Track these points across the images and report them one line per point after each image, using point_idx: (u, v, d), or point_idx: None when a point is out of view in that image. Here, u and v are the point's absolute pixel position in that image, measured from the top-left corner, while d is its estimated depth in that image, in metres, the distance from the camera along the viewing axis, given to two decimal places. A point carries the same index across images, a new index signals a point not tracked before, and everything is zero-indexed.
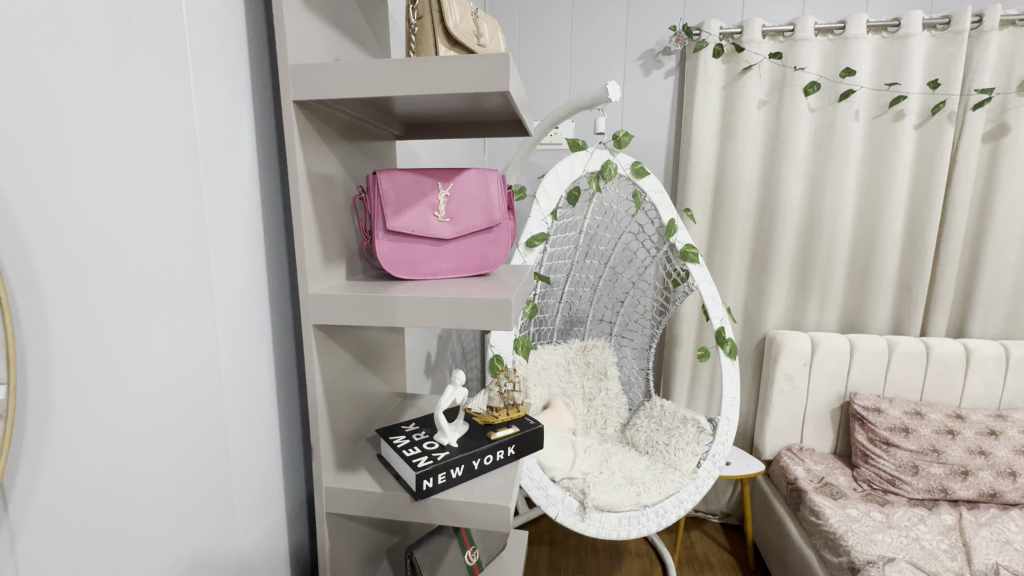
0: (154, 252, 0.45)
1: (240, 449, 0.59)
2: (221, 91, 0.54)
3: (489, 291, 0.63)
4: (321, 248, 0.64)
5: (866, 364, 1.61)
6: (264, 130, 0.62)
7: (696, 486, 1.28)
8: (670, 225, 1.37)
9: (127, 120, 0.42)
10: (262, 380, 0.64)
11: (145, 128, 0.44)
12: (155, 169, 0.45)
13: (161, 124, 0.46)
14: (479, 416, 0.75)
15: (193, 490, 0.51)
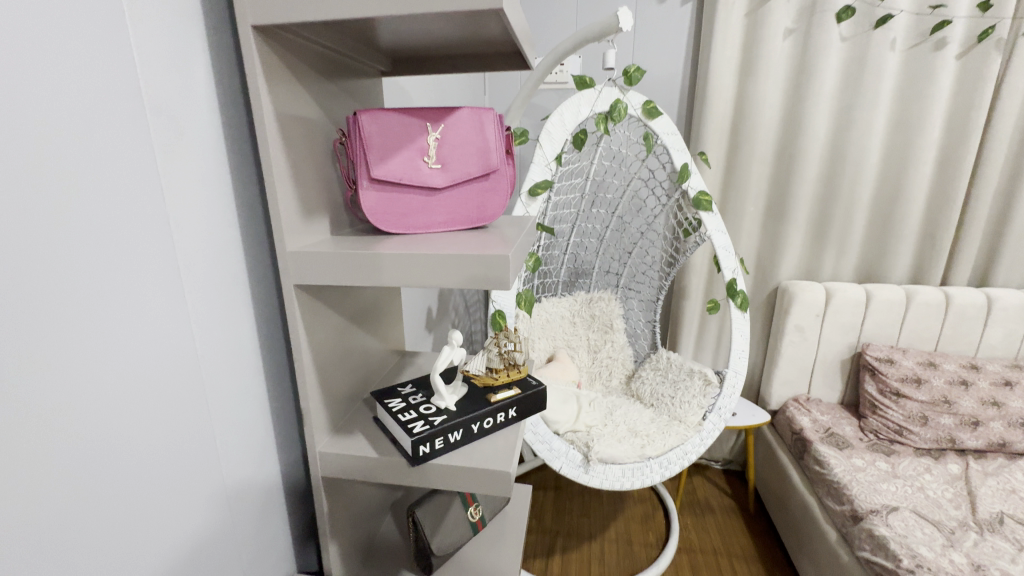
0: (102, 208, 0.40)
1: (225, 416, 0.56)
2: (164, 16, 0.46)
3: (485, 246, 0.57)
4: (300, 201, 0.58)
5: (881, 315, 1.56)
6: (225, 64, 0.55)
7: (701, 437, 1.27)
8: (683, 170, 1.28)
9: (45, 53, 0.35)
10: (245, 344, 0.60)
11: (70, 63, 0.37)
12: (95, 112, 0.39)
13: (91, 58, 0.39)
14: (478, 378, 0.72)
15: (174, 462, 0.49)
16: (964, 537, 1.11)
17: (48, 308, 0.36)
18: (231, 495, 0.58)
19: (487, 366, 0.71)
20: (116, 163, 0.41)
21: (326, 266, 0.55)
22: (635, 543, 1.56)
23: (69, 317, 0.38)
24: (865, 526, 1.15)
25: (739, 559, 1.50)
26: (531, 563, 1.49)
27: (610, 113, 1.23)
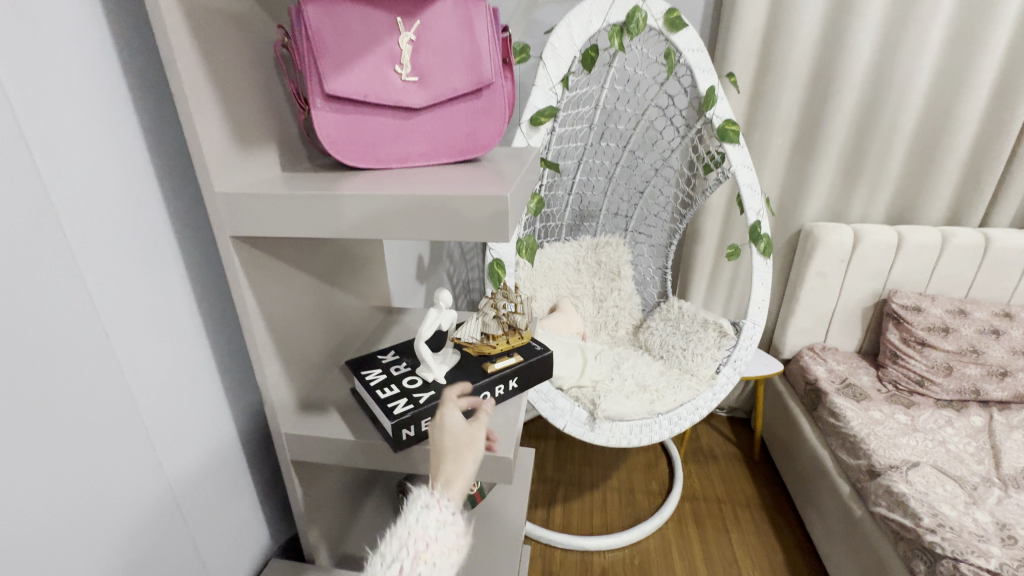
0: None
1: (150, 397, 0.46)
2: None
3: (477, 183, 0.44)
4: (233, 127, 0.44)
5: (912, 259, 1.44)
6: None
7: (714, 392, 1.19)
8: (708, 95, 1.10)
9: None
10: (176, 308, 0.48)
11: None
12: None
13: None
14: (472, 346, 0.61)
15: (73, 462, 0.38)
16: (987, 493, 1.06)
17: None
18: (176, 486, 0.49)
19: (483, 333, 0.60)
20: None
21: (268, 213, 0.42)
22: (639, 491, 1.54)
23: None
24: (883, 482, 1.10)
25: (743, 508, 1.48)
26: (533, 513, 1.47)
27: (627, 24, 1.04)
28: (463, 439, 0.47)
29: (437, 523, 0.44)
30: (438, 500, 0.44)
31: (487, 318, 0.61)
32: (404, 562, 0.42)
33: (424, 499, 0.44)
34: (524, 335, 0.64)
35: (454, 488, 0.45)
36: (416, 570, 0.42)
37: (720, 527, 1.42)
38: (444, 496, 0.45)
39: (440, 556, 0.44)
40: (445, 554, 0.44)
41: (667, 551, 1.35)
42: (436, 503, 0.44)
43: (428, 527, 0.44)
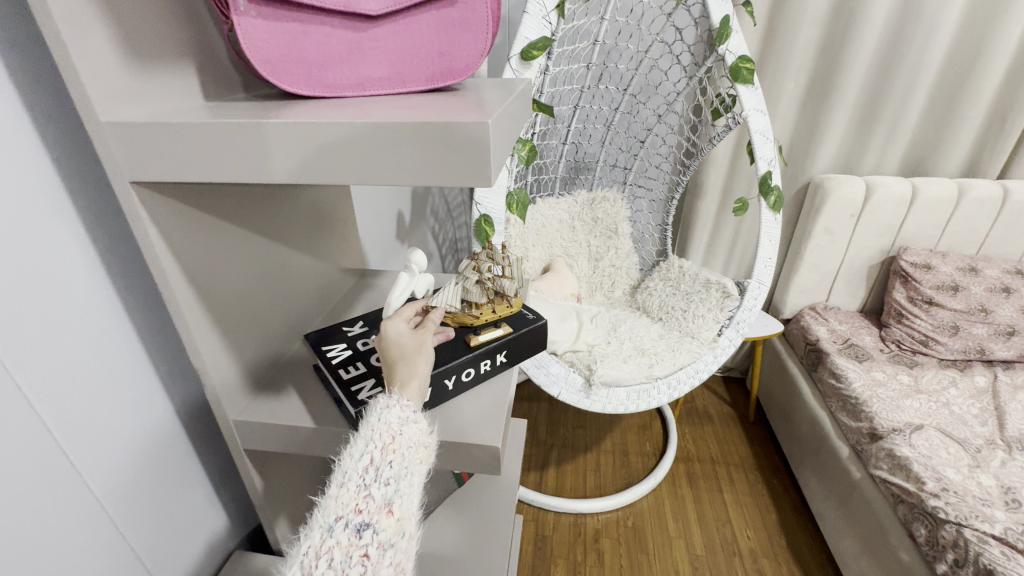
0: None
1: (35, 387, 0.36)
2: None
3: (451, 112, 0.34)
4: (125, 37, 0.33)
5: (925, 214, 1.36)
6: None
7: (715, 354, 1.13)
8: (722, 26, 0.98)
9: None
10: (68, 276, 0.39)
11: None
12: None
13: None
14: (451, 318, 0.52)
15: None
16: (991, 455, 1.03)
17: None
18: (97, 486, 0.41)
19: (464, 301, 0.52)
20: None
21: (175, 152, 0.32)
22: (633, 453, 1.52)
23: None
24: (885, 445, 1.07)
25: (737, 468, 1.47)
26: (525, 476, 1.45)
27: None
28: (410, 344, 0.43)
29: (401, 420, 0.38)
30: (398, 398, 0.38)
31: (468, 286, 0.52)
32: (373, 454, 0.36)
33: (382, 400, 0.38)
34: (513, 303, 0.56)
35: (411, 388, 0.40)
36: (387, 461, 0.36)
37: (715, 488, 1.41)
38: (402, 395, 0.39)
39: (411, 449, 0.38)
40: (418, 445, 0.38)
41: (661, 513, 1.34)
42: (397, 402, 0.38)
43: (393, 421, 0.37)
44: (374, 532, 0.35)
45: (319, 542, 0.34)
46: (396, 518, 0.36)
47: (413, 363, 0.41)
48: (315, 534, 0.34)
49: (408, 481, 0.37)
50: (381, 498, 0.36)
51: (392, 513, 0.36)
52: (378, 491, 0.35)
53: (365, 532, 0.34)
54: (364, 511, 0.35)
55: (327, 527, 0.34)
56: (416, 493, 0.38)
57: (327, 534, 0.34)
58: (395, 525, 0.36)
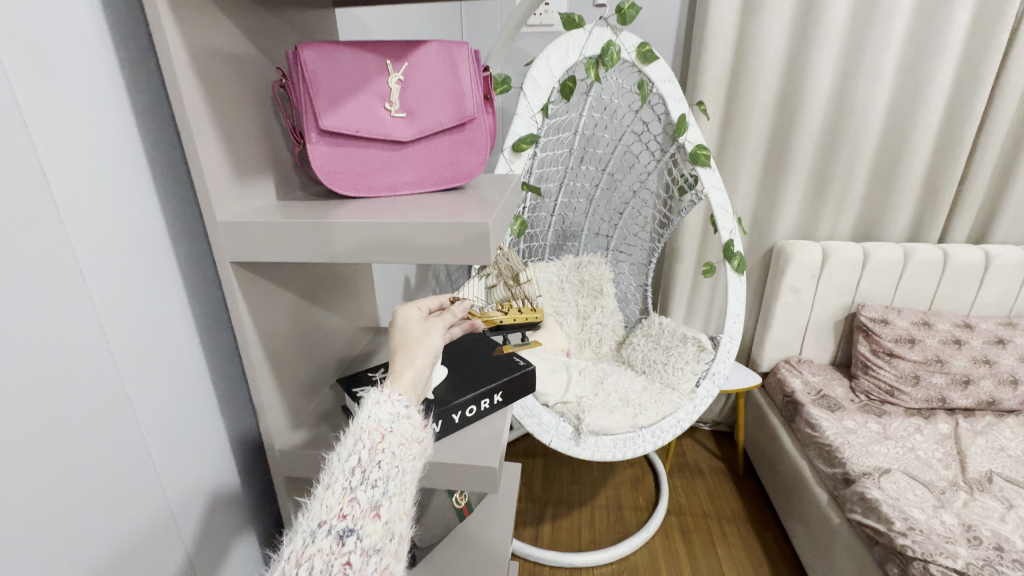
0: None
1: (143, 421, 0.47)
2: None
3: (463, 211, 0.48)
4: (231, 160, 0.47)
5: (878, 274, 1.52)
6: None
7: (694, 405, 1.23)
8: (680, 122, 1.17)
9: None
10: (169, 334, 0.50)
11: None
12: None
13: None
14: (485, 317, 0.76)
15: (72, 492, 0.38)
16: (954, 497, 1.10)
17: None
18: (176, 508, 0.50)
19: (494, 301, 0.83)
20: None
21: (268, 242, 0.45)
22: (626, 508, 1.55)
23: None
24: (857, 489, 1.14)
25: (728, 521, 1.51)
26: (522, 531, 1.48)
27: (602, 57, 1.10)
28: (415, 331, 0.50)
29: (391, 416, 0.43)
30: (386, 395, 0.43)
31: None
32: (360, 455, 0.40)
33: (372, 398, 0.43)
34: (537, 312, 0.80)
35: (400, 382, 0.45)
36: (374, 460, 0.40)
37: (707, 541, 1.45)
38: (392, 392, 0.44)
39: (398, 449, 0.42)
40: (404, 445, 0.43)
41: (655, 566, 1.37)
42: (388, 398, 0.44)
43: (381, 421, 0.42)
44: (357, 537, 0.37)
45: (302, 546, 0.36)
46: (380, 523, 0.39)
47: (412, 354, 0.48)
48: (299, 537, 0.37)
49: (393, 485, 0.41)
50: (366, 502, 0.39)
51: (376, 518, 0.39)
52: (363, 494, 0.39)
53: (348, 538, 0.37)
54: (348, 516, 0.38)
55: (311, 532, 0.37)
56: (402, 496, 0.42)
57: (310, 537, 0.37)
58: (380, 530, 0.39)
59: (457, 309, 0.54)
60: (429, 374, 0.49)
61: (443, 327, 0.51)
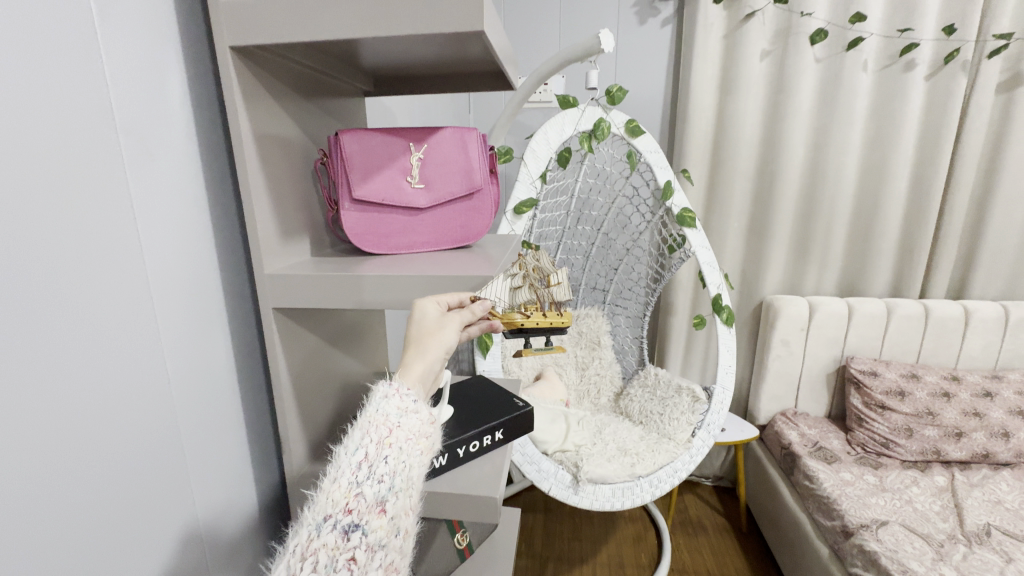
0: (46, 218, 0.33)
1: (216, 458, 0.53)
2: (150, 19, 0.43)
3: (471, 266, 0.56)
4: (279, 223, 0.56)
5: (864, 328, 1.58)
6: (201, 67, 0.50)
7: (690, 455, 1.27)
8: (666, 187, 1.29)
9: (53, 89, 0.34)
10: None
11: (79, 101, 0.36)
12: (52, 107, 0.34)
13: (98, 99, 0.38)
14: (504, 319, 0.63)
15: (152, 511, 0.43)
16: (953, 549, 1.11)
17: None
18: None
19: (512, 302, 0.66)
20: (76, 171, 0.36)
21: (306, 292, 0.53)
22: (628, 566, 1.53)
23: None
24: (856, 542, 1.14)
25: None
26: None
27: (594, 131, 1.24)
28: (429, 327, 0.53)
29: (399, 411, 0.47)
30: (395, 390, 0.47)
31: (516, 288, 0.66)
32: (368, 450, 0.44)
33: (381, 392, 0.47)
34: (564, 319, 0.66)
35: (409, 377, 0.49)
36: (381, 454, 0.44)
37: None
38: (401, 386, 0.48)
39: (405, 443, 0.45)
40: (411, 441, 0.46)
41: None
42: (395, 393, 0.47)
43: (389, 415, 0.46)
44: (362, 532, 0.41)
45: (311, 538, 0.40)
46: (385, 518, 0.42)
47: (423, 351, 0.51)
48: (309, 529, 0.41)
49: (398, 481, 0.44)
50: (371, 498, 0.42)
51: (382, 514, 0.42)
52: (369, 489, 0.42)
53: (353, 532, 0.41)
54: (353, 511, 0.41)
55: (318, 524, 0.41)
56: (408, 491, 0.45)
57: (318, 530, 0.41)
58: (385, 524, 0.42)
59: (476, 309, 0.55)
60: (439, 370, 0.53)
61: (456, 324, 0.53)
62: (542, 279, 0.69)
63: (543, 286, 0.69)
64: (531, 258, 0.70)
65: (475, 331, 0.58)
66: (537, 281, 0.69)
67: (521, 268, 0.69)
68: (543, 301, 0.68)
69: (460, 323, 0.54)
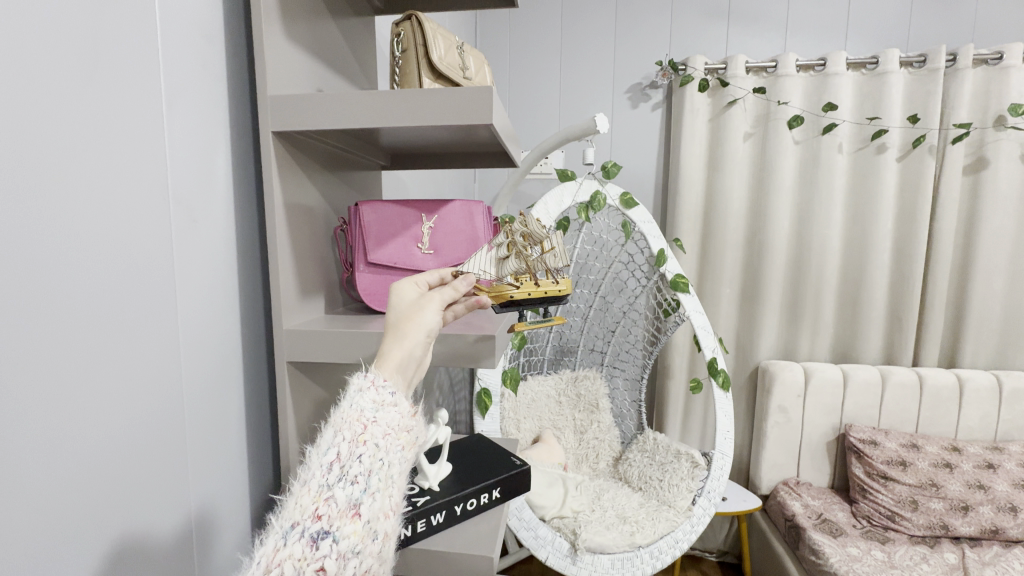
0: (107, 276, 0.38)
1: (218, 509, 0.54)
2: (207, 106, 0.50)
3: (475, 325, 0.60)
4: (298, 282, 0.61)
5: (860, 395, 1.60)
6: (244, 148, 0.57)
7: (692, 524, 1.24)
8: (659, 254, 1.36)
9: (126, 166, 0.40)
10: None
11: (143, 175, 0.42)
12: (124, 183, 0.40)
13: (158, 173, 0.43)
14: (493, 292, 0.56)
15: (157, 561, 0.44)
16: None
17: (26, 387, 0.32)
18: None
19: (498, 274, 0.58)
20: (137, 236, 0.41)
21: (320, 347, 0.57)
22: None
23: (48, 400, 0.34)
24: None
25: None
26: None
27: (590, 203, 1.33)
28: (405, 314, 0.45)
29: (375, 404, 0.39)
30: (371, 381, 0.39)
31: (502, 259, 0.58)
32: (340, 449, 0.36)
33: (355, 384, 0.39)
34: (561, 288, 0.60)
35: (387, 365, 0.41)
36: (355, 453, 0.36)
37: None
38: (377, 376, 0.40)
39: (384, 439, 0.38)
40: (390, 434, 0.38)
41: None
42: (371, 385, 0.39)
43: (364, 410, 0.38)
44: (333, 540, 0.33)
45: (274, 550, 0.33)
46: (361, 523, 0.35)
47: (402, 335, 0.43)
48: (272, 540, 0.33)
49: (376, 480, 0.36)
50: (344, 500, 0.35)
51: (358, 518, 0.35)
52: (341, 492, 0.35)
53: (323, 542, 0.33)
54: (323, 517, 0.34)
55: (284, 533, 0.34)
56: (388, 492, 0.37)
57: (283, 540, 0.33)
58: (360, 530, 0.35)
59: (459, 285, 0.48)
60: (421, 357, 0.45)
61: (439, 306, 0.46)
62: (536, 246, 0.59)
63: (536, 253, 0.60)
64: (523, 220, 0.58)
65: (460, 309, 0.51)
66: (529, 249, 0.58)
67: (508, 234, 0.58)
68: (537, 270, 0.60)
69: (441, 304, 0.47)
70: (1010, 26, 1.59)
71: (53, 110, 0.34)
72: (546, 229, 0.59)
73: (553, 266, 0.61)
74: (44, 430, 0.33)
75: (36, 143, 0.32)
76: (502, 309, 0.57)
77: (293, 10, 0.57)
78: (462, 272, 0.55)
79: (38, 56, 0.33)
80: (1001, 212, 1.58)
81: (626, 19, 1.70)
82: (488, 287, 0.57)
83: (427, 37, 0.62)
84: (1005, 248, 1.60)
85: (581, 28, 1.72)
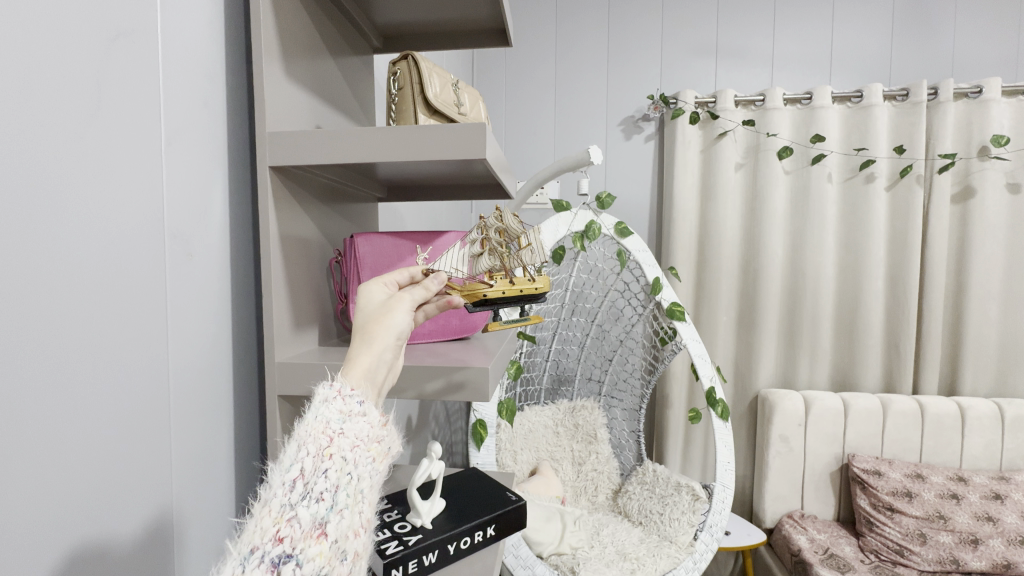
0: (96, 310, 0.38)
1: (206, 548, 0.52)
2: (204, 141, 0.51)
3: (469, 358, 0.59)
4: (292, 314, 0.61)
5: (860, 424, 1.58)
6: (240, 182, 0.58)
7: (693, 561, 1.21)
8: (654, 284, 1.35)
9: (119, 200, 0.40)
10: None
11: (138, 206, 0.42)
12: (122, 221, 0.40)
13: (153, 203, 0.44)
14: (466, 290, 0.54)
15: None
16: None
17: (17, 431, 0.32)
18: None
19: (472, 271, 0.57)
20: (131, 272, 0.41)
21: (310, 380, 0.56)
22: None
23: (24, 441, 0.32)
24: None
25: None
26: None
27: (585, 232, 1.33)
28: (375, 315, 0.45)
29: (341, 416, 0.38)
30: (339, 392, 0.39)
31: (476, 256, 0.57)
32: (303, 465, 0.34)
33: (320, 395, 0.38)
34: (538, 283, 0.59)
35: (354, 374, 0.40)
36: (319, 469, 0.35)
37: None
38: (344, 385, 0.39)
39: (352, 452, 0.37)
40: (359, 447, 0.37)
41: None
42: (338, 395, 0.38)
43: (330, 421, 0.37)
44: (297, 563, 0.32)
45: None
46: (327, 544, 0.33)
47: (370, 339, 0.43)
48: (229, 568, 0.31)
49: (343, 496, 0.35)
50: (308, 520, 0.33)
51: (325, 538, 0.33)
52: (305, 511, 0.33)
53: (285, 565, 0.32)
54: (285, 540, 0.32)
55: (243, 560, 0.32)
56: (356, 510, 0.36)
57: (241, 567, 0.31)
58: (327, 551, 0.33)
59: (429, 284, 0.48)
60: (392, 360, 0.44)
61: (410, 306, 0.46)
62: (512, 242, 0.58)
63: (513, 250, 0.58)
64: (498, 216, 0.58)
65: (432, 309, 0.51)
66: (507, 246, 0.57)
67: (483, 230, 0.58)
68: (513, 268, 0.58)
69: (413, 304, 0.46)
70: (987, 62, 1.66)
71: (57, 153, 0.34)
72: (522, 225, 0.59)
73: (530, 262, 0.60)
74: (30, 474, 0.33)
75: (32, 180, 0.33)
76: (476, 308, 0.55)
77: (293, 50, 0.59)
78: (434, 270, 0.54)
79: (45, 103, 0.33)
80: (991, 239, 1.61)
81: (619, 55, 1.76)
82: (462, 285, 0.55)
83: (422, 75, 0.64)
84: (999, 274, 1.62)
85: (575, 63, 1.78)
